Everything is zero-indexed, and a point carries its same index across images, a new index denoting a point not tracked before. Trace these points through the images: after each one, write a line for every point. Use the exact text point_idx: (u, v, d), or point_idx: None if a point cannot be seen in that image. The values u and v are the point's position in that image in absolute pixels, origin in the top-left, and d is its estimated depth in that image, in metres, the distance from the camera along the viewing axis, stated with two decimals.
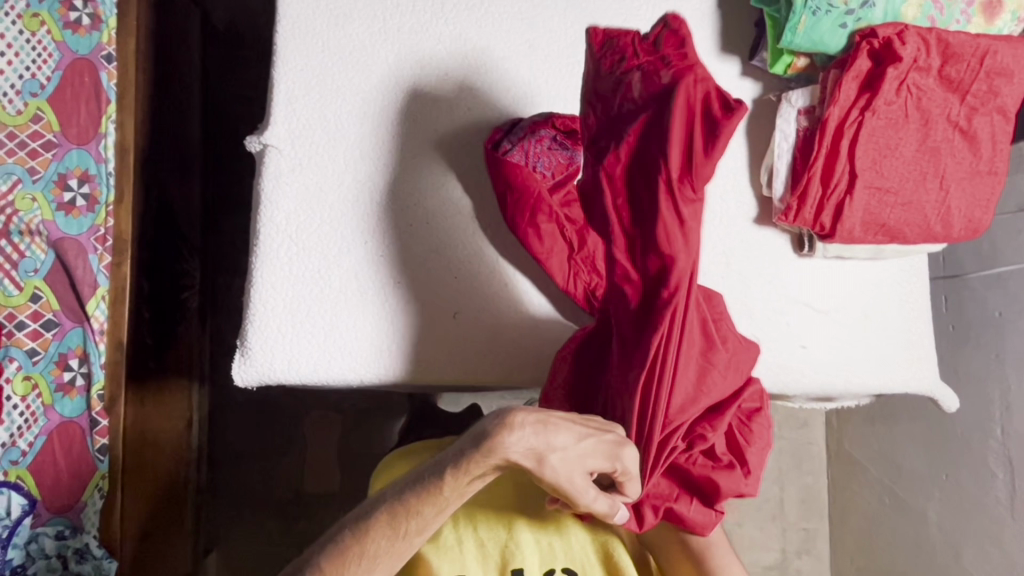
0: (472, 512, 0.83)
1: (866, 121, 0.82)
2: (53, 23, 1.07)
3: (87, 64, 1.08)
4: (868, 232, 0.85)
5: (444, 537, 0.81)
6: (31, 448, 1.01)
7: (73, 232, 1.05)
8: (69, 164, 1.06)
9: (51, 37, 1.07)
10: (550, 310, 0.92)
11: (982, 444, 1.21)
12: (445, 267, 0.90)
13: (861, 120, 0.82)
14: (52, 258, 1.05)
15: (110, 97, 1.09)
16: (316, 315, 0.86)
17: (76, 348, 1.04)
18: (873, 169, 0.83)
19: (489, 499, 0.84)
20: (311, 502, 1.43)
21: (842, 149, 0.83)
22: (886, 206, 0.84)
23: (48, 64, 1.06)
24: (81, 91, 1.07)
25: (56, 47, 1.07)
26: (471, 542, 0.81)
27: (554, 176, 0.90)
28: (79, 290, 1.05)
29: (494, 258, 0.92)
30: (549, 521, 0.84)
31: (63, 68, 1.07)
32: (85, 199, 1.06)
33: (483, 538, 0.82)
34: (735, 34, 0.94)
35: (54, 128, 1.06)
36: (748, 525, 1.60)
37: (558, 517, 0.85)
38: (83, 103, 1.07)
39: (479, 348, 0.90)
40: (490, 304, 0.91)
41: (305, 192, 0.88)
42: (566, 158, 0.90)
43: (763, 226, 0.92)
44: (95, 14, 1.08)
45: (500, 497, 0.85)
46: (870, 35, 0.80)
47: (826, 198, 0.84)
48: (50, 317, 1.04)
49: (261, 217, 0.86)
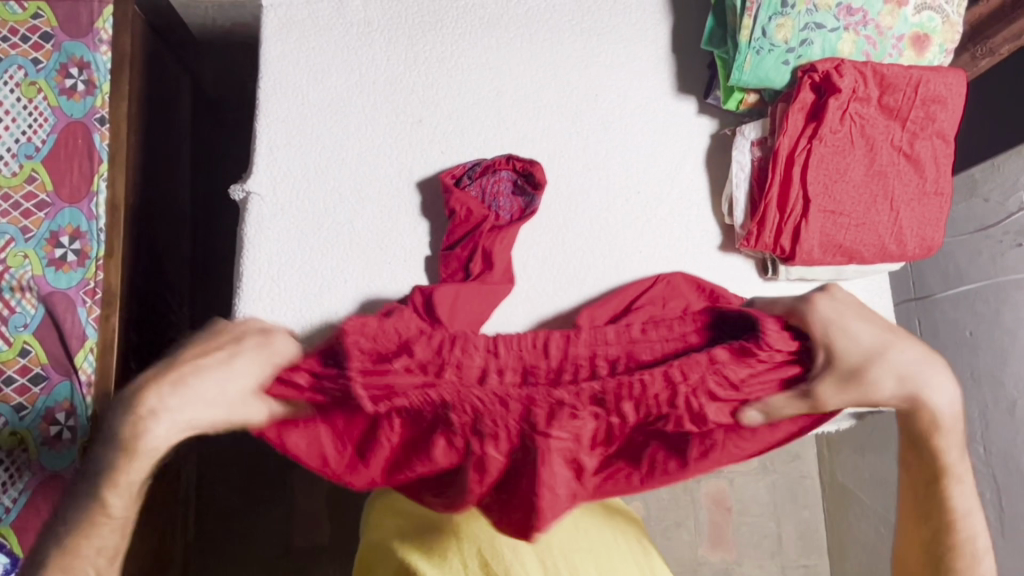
0: (476, 533, 0.77)
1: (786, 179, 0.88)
2: (49, 90, 1.13)
3: (81, 126, 1.13)
4: (827, 254, 0.89)
5: (447, 560, 0.75)
6: (15, 505, 1.03)
7: (63, 287, 1.09)
8: (61, 222, 1.11)
9: (47, 103, 1.12)
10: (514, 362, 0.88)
11: (967, 466, 1.21)
12: None
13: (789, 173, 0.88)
14: (42, 312, 1.08)
15: (103, 156, 1.13)
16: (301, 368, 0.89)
17: (63, 402, 1.06)
18: (825, 194, 0.88)
19: (491, 523, 0.76)
20: (301, 556, 1.41)
21: (795, 175, 0.87)
22: (841, 229, 0.88)
23: (44, 128, 1.12)
24: (75, 151, 1.12)
25: (51, 111, 1.12)
26: (478, 565, 0.74)
27: (510, 216, 0.94)
28: (67, 343, 1.07)
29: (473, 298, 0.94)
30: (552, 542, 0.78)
31: (58, 131, 1.12)
32: (76, 254, 1.10)
33: (490, 559, 0.75)
34: (691, 76, 1.00)
35: (48, 187, 1.11)
36: (747, 564, 1.61)
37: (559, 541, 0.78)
38: (77, 162, 1.12)
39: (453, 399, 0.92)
40: None
41: (296, 242, 0.91)
42: (525, 203, 0.94)
43: (728, 253, 0.96)
44: (90, 80, 1.14)
45: None
46: (810, 69, 0.86)
47: (783, 222, 0.88)
48: (39, 371, 1.07)
49: (255, 271, 0.90)
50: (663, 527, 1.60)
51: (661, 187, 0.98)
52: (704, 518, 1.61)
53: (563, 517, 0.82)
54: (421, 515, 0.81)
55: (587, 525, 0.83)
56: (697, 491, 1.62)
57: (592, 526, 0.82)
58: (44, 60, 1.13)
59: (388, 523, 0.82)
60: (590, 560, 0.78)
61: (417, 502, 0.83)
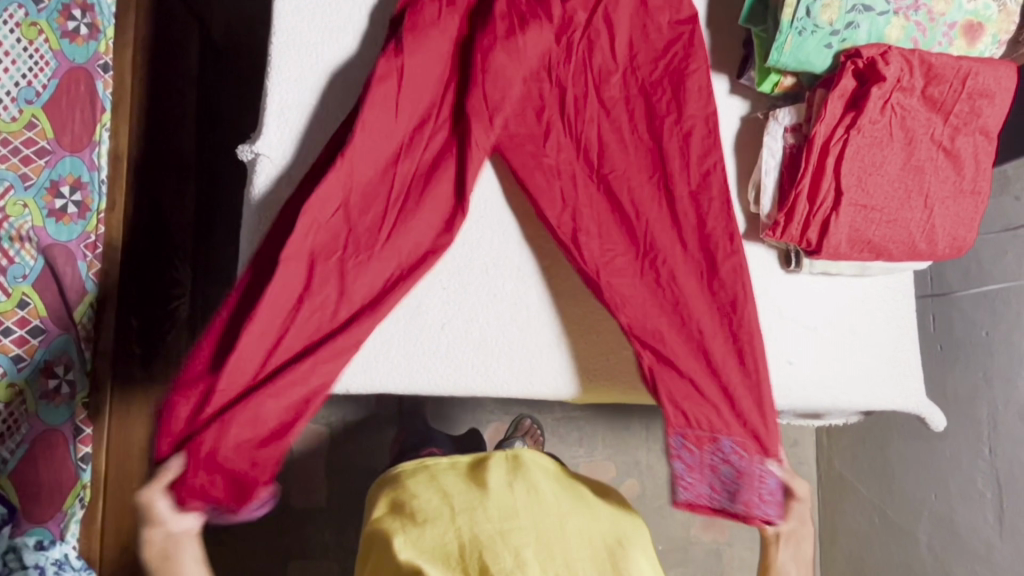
0: (475, 536, 0.75)
1: (704, 94, 0.90)
2: (51, 32, 1.10)
3: (84, 73, 1.11)
4: (853, 251, 0.86)
5: (449, 561, 0.74)
6: (14, 455, 1.03)
7: (64, 239, 1.08)
8: (62, 171, 1.09)
9: (48, 46, 1.10)
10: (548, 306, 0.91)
11: (971, 465, 1.21)
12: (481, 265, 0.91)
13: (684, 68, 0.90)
14: (41, 264, 1.07)
15: (105, 104, 1.12)
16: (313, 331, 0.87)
17: (59, 355, 1.07)
18: (858, 186, 0.84)
19: (495, 524, 0.75)
20: (297, 516, 1.45)
21: (828, 166, 0.84)
22: (871, 224, 0.85)
23: (45, 72, 1.09)
24: (77, 98, 1.11)
25: (53, 55, 1.10)
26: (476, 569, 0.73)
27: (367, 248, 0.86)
28: (66, 296, 1.08)
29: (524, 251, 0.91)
30: (556, 541, 0.75)
31: (59, 76, 1.10)
32: (77, 206, 1.10)
33: (488, 563, 0.72)
34: (725, 53, 0.95)
35: (49, 135, 1.09)
36: (738, 545, 1.64)
37: (562, 539, 0.76)
38: (79, 109, 1.10)
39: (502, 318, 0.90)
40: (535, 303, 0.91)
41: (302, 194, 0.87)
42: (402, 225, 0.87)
43: (751, 241, 0.93)
44: (93, 24, 1.12)
45: (508, 522, 0.76)
46: (855, 55, 0.81)
47: (812, 214, 0.85)
48: (37, 324, 1.06)
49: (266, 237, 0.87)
50: (657, 505, 1.62)
51: None
52: None
53: (569, 511, 0.80)
54: (422, 514, 0.79)
55: (593, 524, 0.80)
56: None
57: (603, 519, 0.82)
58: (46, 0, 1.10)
59: (390, 518, 0.82)
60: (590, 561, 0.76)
61: (421, 498, 0.82)
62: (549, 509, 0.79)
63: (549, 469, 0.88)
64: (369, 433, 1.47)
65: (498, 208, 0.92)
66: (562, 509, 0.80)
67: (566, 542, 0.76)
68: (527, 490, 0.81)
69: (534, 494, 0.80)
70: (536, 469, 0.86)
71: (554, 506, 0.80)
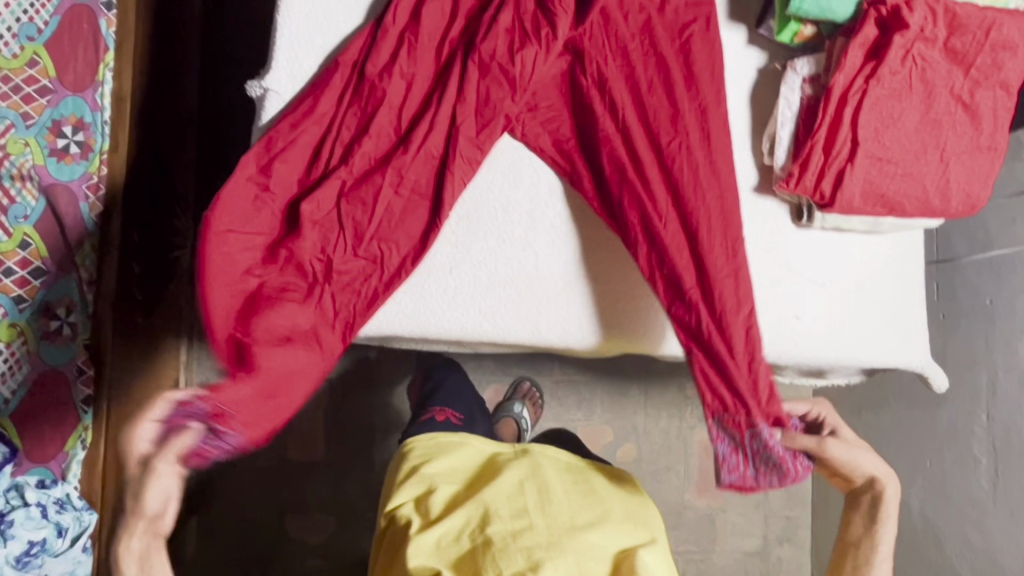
0: (488, 538, 0.77)
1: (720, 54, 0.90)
2: None
3: (86, 10, 1.18)
4: (867, 204, 0.85)
5: (464, 560, 0.77)
6: (15, 395, 1.11)
7: (65, 179, 1.17)
8: (64, 111, 1.17)
9: None
10: (567, 250, 0.90)
11: (967, 431, 1.22)
12: (497, 208, 0.89)
13: (708, 19, 0.90)
14: (42, 205, 1.15)
15: (109, 44, 1.20)
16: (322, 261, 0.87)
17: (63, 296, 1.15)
18: (874, 138, 0.83)
19: (509, 524, 0.77)
20: (295, 470, 1.45)
21: (846, 117, 0.83)
22: (886, 177, 0.84)
23: (47, 9, 1.16)
24: (79, 35, 1.18)
25: None
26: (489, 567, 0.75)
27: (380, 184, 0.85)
28: (69, 237, 1.16)
29: (547, 197, 0.91)
30: (564, 541, 0.77)
31: (61, 13, 1.17)
32: (79, 146, 1.17)
33: (501, 567, 0.74)
34: (743, 4, 0.94)
35: (50, 73, 1.17)
36: (732, 511, 1.66)
37: (570, 537, 0.77)
38: (81, 49, 1.18)
39: (526, 265, 0.89)
40: (559, 245, 0.90)
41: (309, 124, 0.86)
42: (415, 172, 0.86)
43: (763, 196, 0.93)
44: None
45: (522, 523, 0.77)
46: (879, 3, 0.80)
47: (827, 166, 0.84)
48: (38, 265, 1.14)
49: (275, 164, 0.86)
50: (653, 469, 1.63)
51: None
52: (695, 464, 1.64)
53: (580, 512, 0.81)
54: (438, 511, 0.82)
55: (604, 517, 0.81)
56: (690, 438, 1.65)
57: (616, 514, 0.82)
58: None
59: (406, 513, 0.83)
60: (598, 558, 0.77)
61: (436, 493, 0.84)
62: (564, 513, 0.80)
63: (563, 460, 0.89)
64: (369, 390, 1.47)
65: (509, 152, 0.90)
66: (571, 507, 0.81)
67: (574, 539, 0.77)
68: (538, 490, 0.82)
69: (546, 492, 0.82)
70: (548, 461, 0.87)
71: (565, 506, 0.81)
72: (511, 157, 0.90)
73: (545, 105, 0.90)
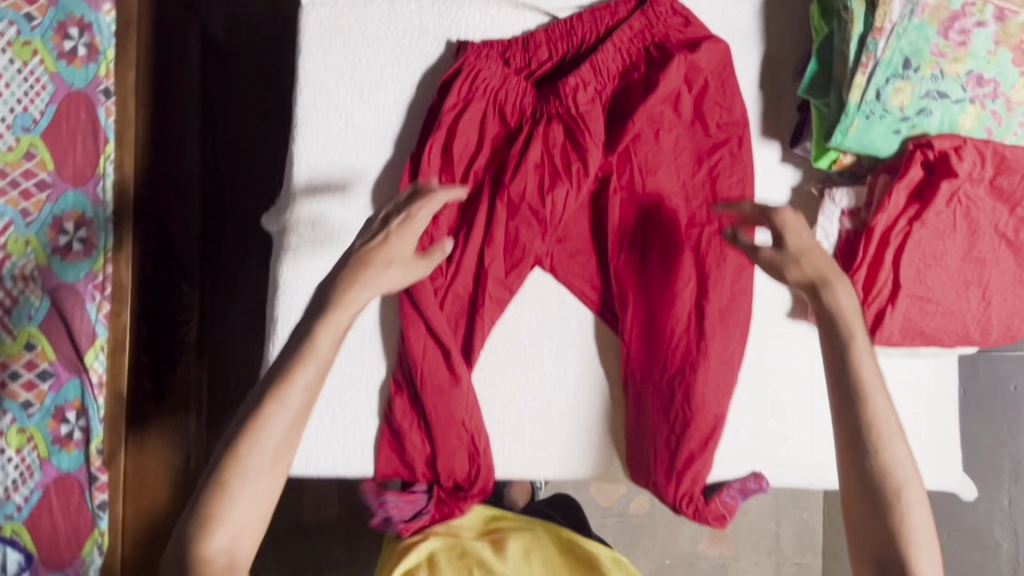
0: None
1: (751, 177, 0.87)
2: (47, 54, 1.11)
3: (84, 99, 1.11)
4: (906, 340, 0.83)
5: None
6: (26, 503, 1.09)
7: (70, 279, 1.11)
8: (64, 206, 1.12)
9: (45, 69, 1.11)
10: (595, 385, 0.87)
11: (988, 514, 1.21)
12: (524, 347, 0.86)
13: (742, 139, 0.86)
14: (47, 305, 1.10)
15: (109, 136, 1.12)
16: (357, 406, 0.84)
17: (73, 400, 1.11)
18: (915, 278, 0.81)
19: None
20: (307, 545, 1.42)
21: (886, 258, 0.80)
22: (926, 314, 0.82)
23: (42, 96, 1.11)
24: (76, 126, 1.11)
25: (51, 78, 1.11)
26: None
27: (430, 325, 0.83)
28: (77, 340, 1.10)
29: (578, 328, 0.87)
30: None
31: (57, 101, 1.11)
32: (82, 243, 1.11)
33: None
34: (778, 118, 0.89)
35: (49, 166, 1.11)
36: (744, 561, 1.66)
37: None
38: (80, 139, 1.11)
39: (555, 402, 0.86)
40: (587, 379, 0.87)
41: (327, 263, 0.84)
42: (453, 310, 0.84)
43: (797, 320, 0.90)
44: (91, 44, 1.12)
45: None
46: (925, 145, 0.77)
47: (866, 305, 0.82)
48: (46, 367, 1.10)
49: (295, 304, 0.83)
50: (666, 523, 1.63)
51: None
52: None
53: None
54: None
55: None
56: None
57: None
58: (38, 17, 1.11)
59: None
60: None
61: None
62: None
63: (568, 541, 0.83)
64: None
65: (541, 285, 0.87)
66: None
67: None
68: None
69: None
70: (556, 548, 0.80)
71: None
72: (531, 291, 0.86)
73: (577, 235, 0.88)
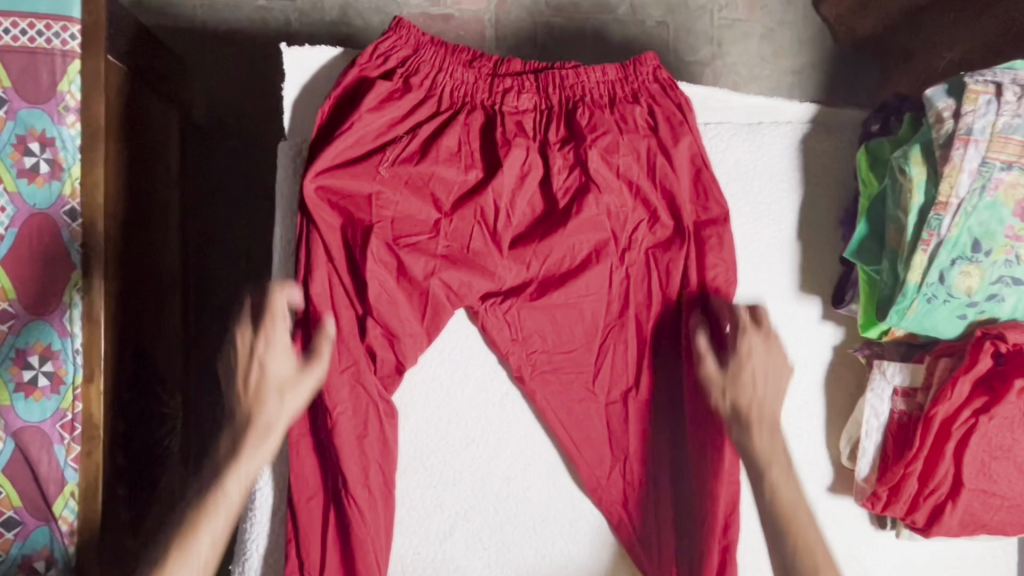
0: None
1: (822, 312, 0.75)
2: (6, 172, 0.86)
3: (47, 220, 0.87)
4: (964, 533, 0.73)
5: None
6: None
7: (35, 419, 0.86)
8: (29, 338, 0.86)
9: (4, 188, 0.86)
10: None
11: None
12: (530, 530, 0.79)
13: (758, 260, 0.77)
14: (11, 447, 0.86)
15: (76, 260, 0.87)
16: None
17: (42, 549, 0.87)
18: (981, 473, 0.71)
19: None
20: None
21: (947, 452, 0.71)
22: (990, 509, 0.72)
23: (3, 219, 0.87)
24: (41, 253, 0.87)
25: (11, 199, 0.86)
26: None
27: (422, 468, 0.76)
28: (44, 487, 0.86)
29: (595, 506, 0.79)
30: None
31: (19, 224, 0.87)
32: (48, 377, 0.86)
33: None
34: (819, 272, 0.80)
35: (14, 295, 0.87)
36: None
37: None
38: (45, 267, 0.87)
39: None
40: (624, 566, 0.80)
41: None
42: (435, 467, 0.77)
43: (838, 495, 0.80)
44: (55, 160, 0.86)
45: None
46: (997, 335, 0.67)
47: (921, 496, 0.73)
48: (11, 515, 0.86)
49: None
50: None
51: None
52: None
53: None
54: None
55: None
56: None
57: None
58: None
59: None
60: None
61: None
62: None
63: None
64: None
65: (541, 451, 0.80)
66: None
67: None
68: None
69: None
70: None
71: None
72: (491, 408, 0.79)
73: (551, 331, 0.78)
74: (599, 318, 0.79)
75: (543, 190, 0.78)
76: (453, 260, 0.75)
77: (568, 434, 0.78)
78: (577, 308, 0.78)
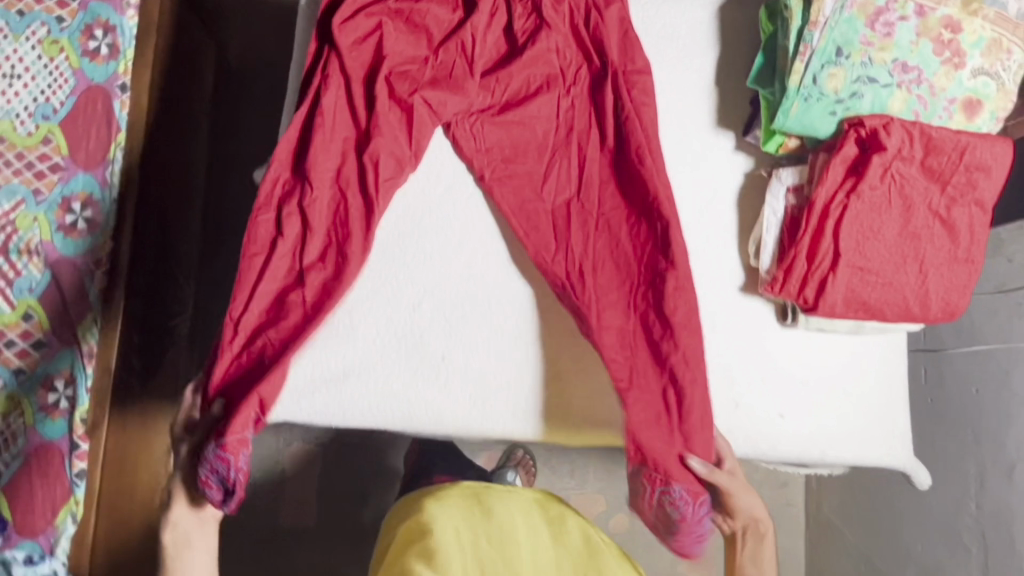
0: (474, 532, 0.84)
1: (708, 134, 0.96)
2: (72, 51, 1.00)
3: (102, 93, 1.00)
4: (849, 310, 0.87)
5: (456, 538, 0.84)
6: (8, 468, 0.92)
7: (71, 254, 0.96)
8: (74, 188, 0.97)
9: (68, 64, 1.00)
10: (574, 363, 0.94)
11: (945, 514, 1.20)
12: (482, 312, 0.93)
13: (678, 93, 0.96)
14: (47, 278, 0.95)
15: (122, 124, 1.00)
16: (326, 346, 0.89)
17: (64, 371, 0.95)
18: (856, 250, 0.86)
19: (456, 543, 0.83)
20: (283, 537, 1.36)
21: (827, 229, 0.86)
22: (868, 285, 0.87)
23: (63, 90, 0.99)
24: (92, 118, 0.99)
25: (73, 73, 1.00)
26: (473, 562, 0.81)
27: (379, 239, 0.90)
28: (72, 311, 0.95)
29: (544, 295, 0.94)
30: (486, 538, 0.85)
31: (78, 94, 0.99)
32: (87, 223, 0.97)
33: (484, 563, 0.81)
34: (731, 112, 0.98)
35: (63, 151, 0.98)
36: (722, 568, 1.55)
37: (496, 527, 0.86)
38: (94, 128, 0.99)
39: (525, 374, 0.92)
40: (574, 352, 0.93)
41: None
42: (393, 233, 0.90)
43: (749, 295, 0.96)
44: (114, 45, 1.01)
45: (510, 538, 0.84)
46: (857, 123, 0.85)
47: (810, 273, 0.87)
48: (40, 338, 0.94)
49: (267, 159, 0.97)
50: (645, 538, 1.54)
51: (691, 219, 0.96)
52: None
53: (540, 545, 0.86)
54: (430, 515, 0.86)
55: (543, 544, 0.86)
56: None
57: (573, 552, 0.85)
58: (70, 19, 1.01)
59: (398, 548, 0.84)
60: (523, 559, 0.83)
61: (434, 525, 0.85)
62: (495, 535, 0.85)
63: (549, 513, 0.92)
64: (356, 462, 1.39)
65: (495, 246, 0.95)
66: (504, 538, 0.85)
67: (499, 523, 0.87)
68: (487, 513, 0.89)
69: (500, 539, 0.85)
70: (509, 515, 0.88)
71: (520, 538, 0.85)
72: (459, 206, 0.96)
73: (508, 144, 0.95)
74: (548, 137, 0.97)
75: (507, 35, 0.99)
76: (433, 79, 0.94)
77: (519, 225, 0.94)
78: (530, 126, 0.96)
